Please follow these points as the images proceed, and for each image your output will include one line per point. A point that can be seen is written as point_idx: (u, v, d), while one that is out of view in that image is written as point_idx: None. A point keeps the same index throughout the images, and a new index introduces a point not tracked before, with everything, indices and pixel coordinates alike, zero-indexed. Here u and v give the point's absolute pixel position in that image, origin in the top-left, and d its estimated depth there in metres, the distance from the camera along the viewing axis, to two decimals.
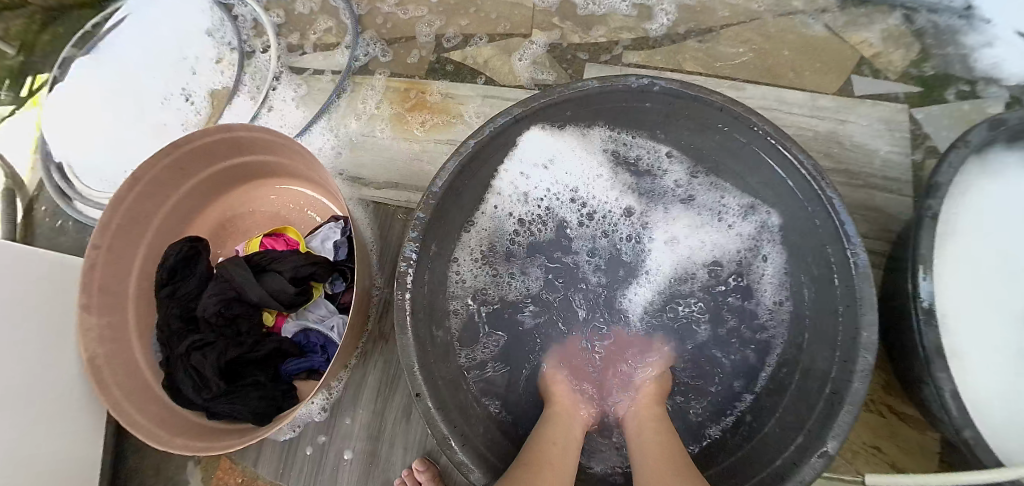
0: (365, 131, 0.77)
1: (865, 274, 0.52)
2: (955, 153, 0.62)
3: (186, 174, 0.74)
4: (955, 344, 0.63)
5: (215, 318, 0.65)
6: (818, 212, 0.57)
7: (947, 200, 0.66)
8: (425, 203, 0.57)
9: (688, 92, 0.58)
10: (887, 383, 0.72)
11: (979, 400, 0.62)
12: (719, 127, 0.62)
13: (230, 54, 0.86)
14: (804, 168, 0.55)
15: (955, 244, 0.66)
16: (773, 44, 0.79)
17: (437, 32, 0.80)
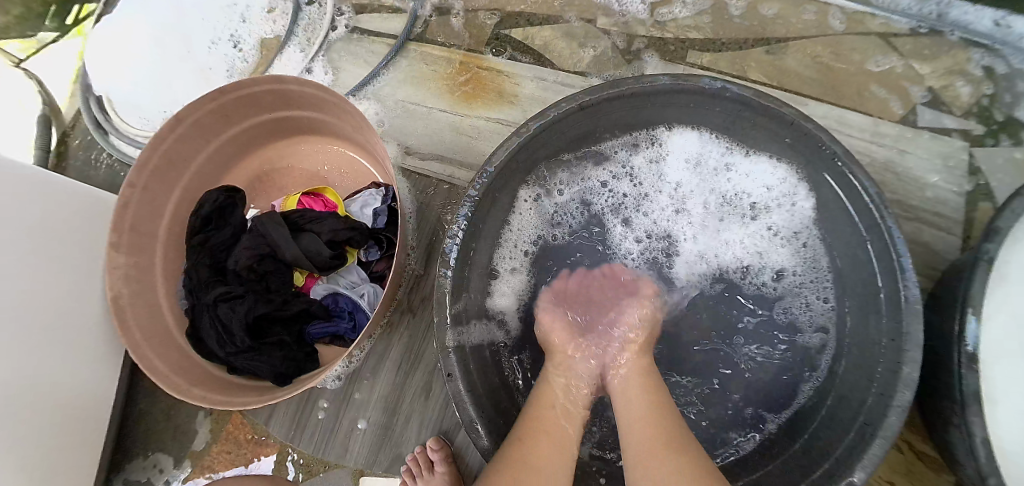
0: (415, 99, 0.76)
1: (915, 310, 0.50)
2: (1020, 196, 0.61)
3: (228, 121, 0.73)
4: (993, 390, 0.62)
5: (246, 271, 0.64)
6: (873, 239, 0.56)
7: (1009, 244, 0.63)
8: (476, 182, 0.55)
9: (758, 100, 0.56)
10: (912, 421, 0.72)
11: None
12: (785, 140, 0.60)
13: (284, 5, 0.84)
14: (868, 196, 0.53)
15: (1008, 287, 0.64)
16: (840, 63, 0.77)
17: (499, 8, 0.78)
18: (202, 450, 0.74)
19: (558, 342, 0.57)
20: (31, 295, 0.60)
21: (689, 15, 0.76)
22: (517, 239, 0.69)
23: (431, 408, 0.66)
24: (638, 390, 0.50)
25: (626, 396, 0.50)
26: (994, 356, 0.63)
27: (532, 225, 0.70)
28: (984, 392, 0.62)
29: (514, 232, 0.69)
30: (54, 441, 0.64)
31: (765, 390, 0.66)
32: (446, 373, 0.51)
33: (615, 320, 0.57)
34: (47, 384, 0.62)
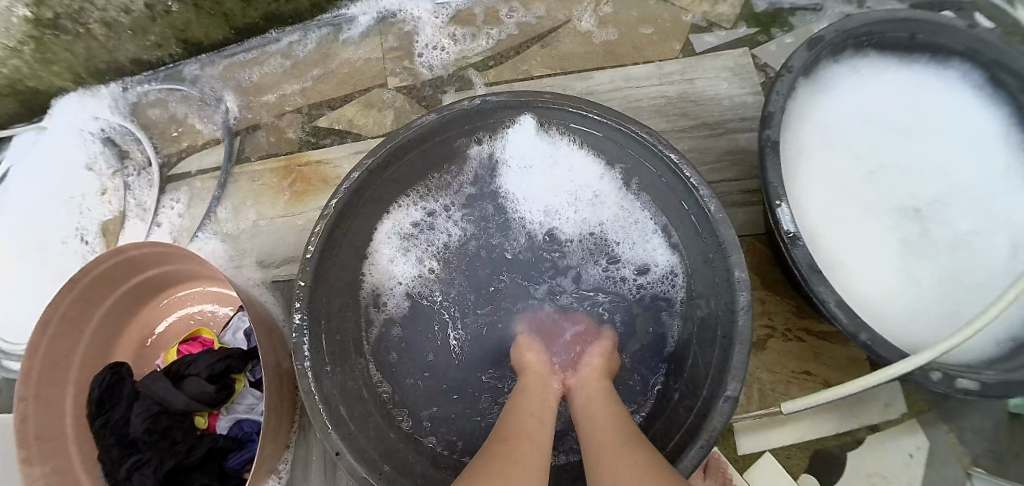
0: (251, 216, 0.79)
1: (722, 219, 0.57)
2: (781, 82, 0.67)
3: (93, 305, 0.75)
4: (838, 252, 0.68)
5: (144, 435, 0.65)
6: (665, 174, 0.62)
7: (794, 125, 0.72)
8: (303, 271, 0.59)
9: (517, 101, 0.62)
10: (798, 308, 0.75)
11: (876, 296, 0.67)
12: (561, 121, 0.66)
13: (114, 181, 0.89)
14: (643, 139, 0.60)
15: (812, 160, 0.71)
16: (609, 28, 0.83)
17: (303, 104, 0.84)
18: None
19: (532, 362, 0.59)
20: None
21: (464, 42, 0.83)
22: (371, 305, 0.70)
23: None
24: (599, 395, 0.51)
25: (591, 420, 0.48)
26: (826, 223, 0.69)
27: (383, 288, 0.71)
28: (834, 257, 0.68)
29: (367, 299, 0.70)
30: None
31: (641, 349, 0.69)
32: (334, 452, 0.54)
33: (578, 366, 0.58)
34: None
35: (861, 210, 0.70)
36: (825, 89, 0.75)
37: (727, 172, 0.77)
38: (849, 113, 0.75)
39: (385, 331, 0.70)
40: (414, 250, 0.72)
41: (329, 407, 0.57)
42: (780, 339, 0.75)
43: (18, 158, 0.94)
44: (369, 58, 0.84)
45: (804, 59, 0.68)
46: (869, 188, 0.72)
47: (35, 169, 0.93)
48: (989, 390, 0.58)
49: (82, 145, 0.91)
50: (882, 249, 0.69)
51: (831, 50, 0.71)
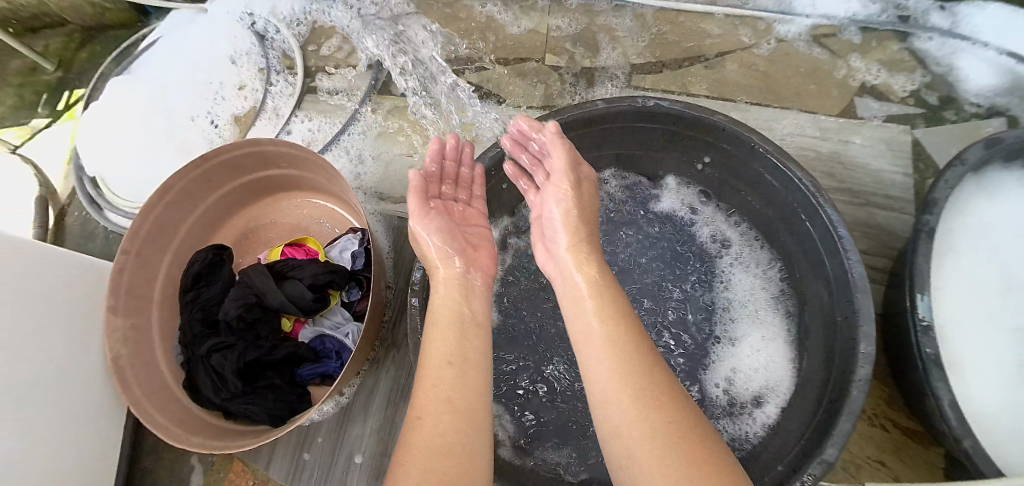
0: (381, 145, 0.81)
1: (862, 288, 0.54)
2: (951, 172, 0.64)
3: (212, 185, 0.77)
4: (956, 358, 0.65)
5: (236, 322, 0.67)
6: (816, 228, 0.60)
7: (946, 216, 0.69)
8: (438, 215, 0.60)
9: (690, 111, 0.61)
10: (890, 397, 0.72)
11: (986, 415, 0.63)
12: (720, 146, 0.65)
13: (255, 74, 0.91)
14: (803, 186, 0.58)
15: (954, 257, 0.69)
16: (775, 67, 0.81)
17: (454, 54, 0.85)
18: None
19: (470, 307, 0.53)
20: (37, 362, 0.63)
21: (629, 40, 0.83)
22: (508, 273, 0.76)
23: None
24: (591, 304, 0.50)
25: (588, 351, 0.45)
26: (951, 324, 0.66)
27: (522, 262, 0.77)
28: (952, 362, 0.65)
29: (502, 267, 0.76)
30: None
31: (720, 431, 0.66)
32: None
33: (558, 253, 0.59)
34: (54, 449, 0.64)
35: (993, 322, 0.66)
36: (983, 189, 0.71)
37: (857, 243, 0.74)
38: (1005, 221, 0.71)
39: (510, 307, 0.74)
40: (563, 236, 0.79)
41: (426, 351, 0.57)
42: (862, 422, 0.71)
43: (167, 31, 0.99)
44: (531, 29, 0.84)
45: (979, 156, 0.65)
46: (1007, 304, 0.68)
47: (185, 43, 0.97)
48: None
49: (234, 34, 0.94)
50: (1006, 369, 0.64)
51: (1007, 155, 0.68)
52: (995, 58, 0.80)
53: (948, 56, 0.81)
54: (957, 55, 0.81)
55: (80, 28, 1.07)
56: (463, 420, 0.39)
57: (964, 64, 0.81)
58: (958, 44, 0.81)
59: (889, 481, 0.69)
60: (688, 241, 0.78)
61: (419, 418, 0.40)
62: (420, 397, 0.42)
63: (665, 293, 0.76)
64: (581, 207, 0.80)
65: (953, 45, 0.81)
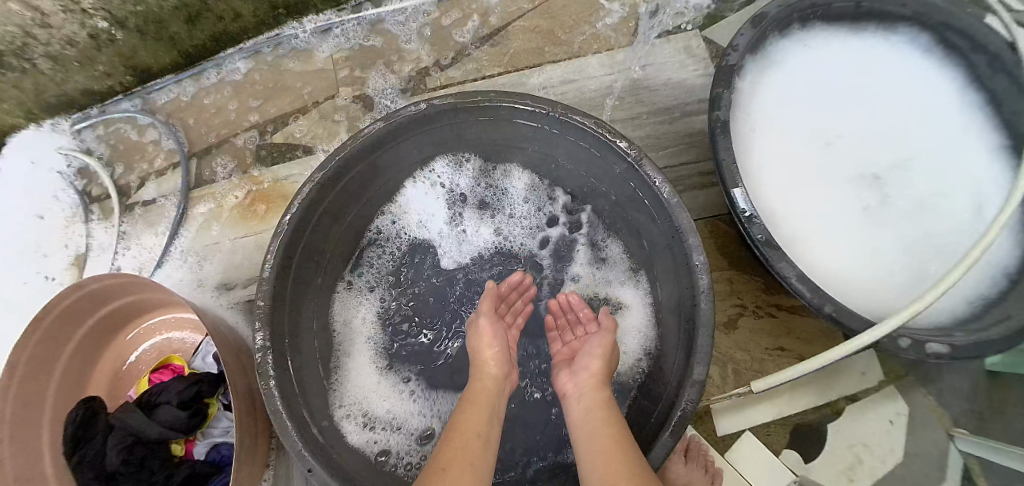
0: (215, 238, 0.79)
1: (675, 204, 0.56)
2: (730, 60, 0.66)
3: (60, 341, 0.74)
4: (800, 227, 0.68)
5: (121, 468, 0.63)
6: (617, 163, 0.62)
7: (745, 105, 0.72)
8: (261, 291, 0.58)
9: (463, 103, 0.62)
10: (766, 285, 0.74)
11: (840, 268, 0.66)
12: (506, 124, 0.66)
13: (76, 214, 0.88)
14: (588, 129, 0.60)
15: (767, 137, 0.72)
16: (557, 20, 0.83)
17: (257, 123, 0.84)
18: None
19: (486, 355, 0.62)
20: None
21: (414, 47, 0.83)
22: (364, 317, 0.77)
23: None
24: (597, 411, 0.54)
25: (586, 431, 0.53)
26: (788, 200, 0.69)
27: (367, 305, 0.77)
28: (796, 232, 0.68)
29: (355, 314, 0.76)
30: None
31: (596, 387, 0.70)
32: (307, 470, 0.54)
33: (578, 370, 0.61)
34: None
35: (818, 182, 0.70)
36: (773, 64, 0.75)
37: (685, 156, 0.77)
38: (801, 86, 0.75)
39: (378, 347, 0.75)
40: (394, 260, 0.80)
41: (301, 428, 0.56)
42: (752, 319, 0.73)
43: None
44: (320, 71, 0.84)
45: (751, 37, 0.67)
46: (826, 161, 0.72)
47: None
48: (959, 352, 0.56)
49: (36, 184, 0.90)
50: (841, 220, 0.69)
51: (779, 27, 0.71)
52: None
53: None
54: None
55: None
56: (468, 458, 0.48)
57: None
58: None
59: (795, 361, 0.72)
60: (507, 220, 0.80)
61: (440, 470, 0.47)
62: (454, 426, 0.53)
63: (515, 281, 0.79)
64: (400, 226, 0.80)
65: None
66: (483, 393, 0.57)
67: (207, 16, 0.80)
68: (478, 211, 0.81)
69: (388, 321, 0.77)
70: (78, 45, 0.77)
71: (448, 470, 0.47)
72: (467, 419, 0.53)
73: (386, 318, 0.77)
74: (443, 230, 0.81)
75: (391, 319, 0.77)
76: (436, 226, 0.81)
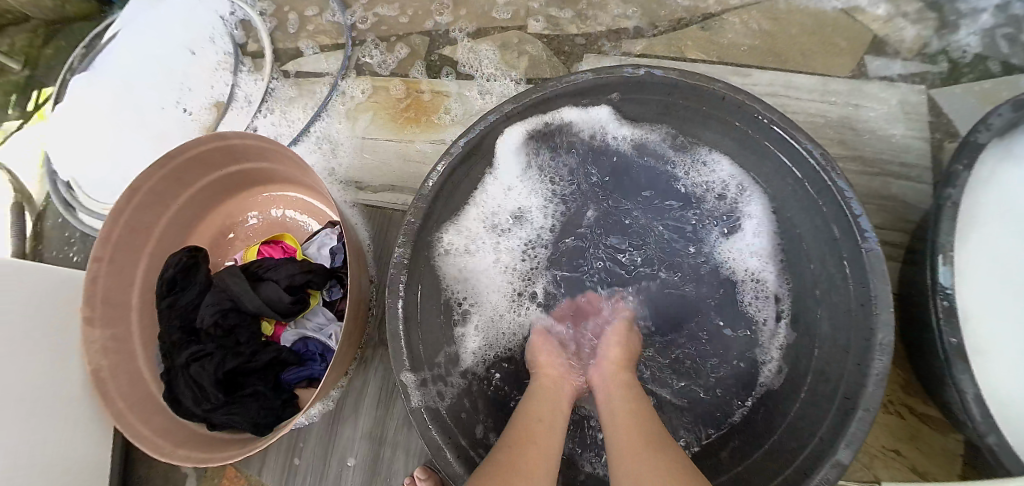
0: (359, 134, 0.78)
1: (880, 270, 0.48)
2: (981, 137, 0.56)
3: (182, 184, 0.72)
4: (979, 340, 0.60)
5: (212, 329, 0.62)
6: (824, 195, 0.53)
7: (969, 190, 0.63)
8: (415, 208, 0.56)
9: (686, 81, 0.55)
10: (907, 382, 0.67)
11: (1011, 403, 0.58)
12: (717, 115, 0.59)
13: (227, 60, 0.88)
14: (813, 158, 0.52)
15: (980, 230, 0.63)
16: (780, 25, 0.75)
17: (432, 31, 0.80)
18: None
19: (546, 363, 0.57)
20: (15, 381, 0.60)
21: (619, 6, 0.77)
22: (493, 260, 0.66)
23: (414, 440, 0.67)
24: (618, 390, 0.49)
25: (609, 409, 0.47)
26: (980, 308, 0.61)
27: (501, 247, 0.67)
28: (968, 343, 0.60)
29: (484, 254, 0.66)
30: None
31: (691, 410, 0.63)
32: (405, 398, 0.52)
33: (600, 358, 0.55)
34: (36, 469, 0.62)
35: (1022, 304, 0.61)
36: (1015, 154, 0.64)
37: (871, 217, 0.69)
38: None
39: (501, 300, 0.66)
40: (539, 207, 0.68)
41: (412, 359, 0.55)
42: (877, 410, 0.67)
43: (125, 22, 0.95)
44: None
45: (1008, 119, 0.57)
46: None
47: (145, 34, 0.93)
48: None
49: (194, 22, 0.91)
50: None
51: None
52: None
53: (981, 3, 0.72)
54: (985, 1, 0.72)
55: (43, 23, 1.03)
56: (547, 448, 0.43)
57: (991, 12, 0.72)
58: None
59: (907, 471, 0.65)
60: (682, 201, 0.68)
61: (524, 441, 0.43)
62: (519, 427, 0.46)
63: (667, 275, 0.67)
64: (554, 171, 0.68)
65: None
66: (542, 390, 0.52)
67: None
68: (657, 176, 0.68)
69: (518, 272, 0.66)
70: None
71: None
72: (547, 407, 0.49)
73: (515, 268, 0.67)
74: (605, 190, 0.69)
75: (522, 271, 0.67)
76: (597, 179, 0.69)
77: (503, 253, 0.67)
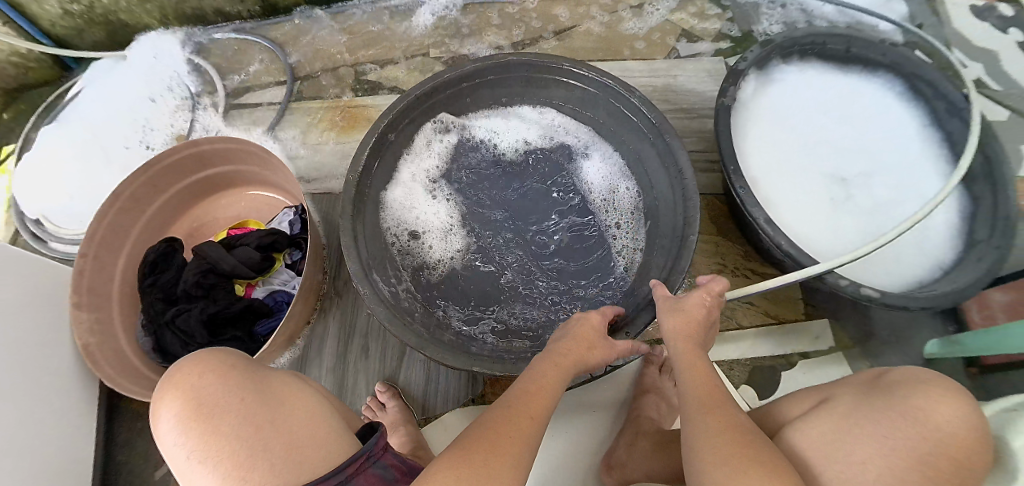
0: (309, 143, 0.97)
1: (679, 148, 0.70)
2: (740, 64, 0.85)
3: (158, 190, 0.87)
4: (776, 199, 0.87)
5: (194, 288, 0.76)
6: (639, 120, 0.76)
7: (751, 105, 0.93)
8: (353, 171, 0.73)
9: (537, 61, 0.79)
10: (745, 254, 0.89)
11: (803, 235, 0.85)
12: (562, 84, 0.82)
13: (184, 101, 1.07)
14: (626, 94, 0.76)
15: (762, 131, 0.93)
16: (613, 31, 1.05)
17: (359, 61, 1.03)
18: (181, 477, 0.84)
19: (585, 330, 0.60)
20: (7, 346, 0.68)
21: (498, 30, 1.04)
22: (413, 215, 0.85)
23: (373, 362, 0.81)
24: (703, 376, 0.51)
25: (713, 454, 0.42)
26: (770, 181, 0.89)
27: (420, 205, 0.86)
28: (770, 204, 0.87)
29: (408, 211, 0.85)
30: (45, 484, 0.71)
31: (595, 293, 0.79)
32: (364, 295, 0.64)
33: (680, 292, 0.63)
34: (34, 432, 0.71)
35: (797, 172, 0.90)
36: (774, 81, 0.95)
37: (696, 145, 0.96)
38: (797, 99, 0.96)
39: (430, 243, 0.85)
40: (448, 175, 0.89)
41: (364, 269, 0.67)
42: (730, 277, 0.87)
43: (88, 82, 1.12)
44: (418, 33, 1.05)
45: (758, 55, 0.88)
46: (806, 157, 0.92)
47: (109, 89, 1.10)
48: (886, 298, 0.72)
49: (152, 74, 1.09)
50: (812, 201, 0.88)
51: (782, 52, 0.91)
52: (768, 2, 1.07)
53: (739, 5, 1.07)
54: (741, 3, 1.07)
55: None
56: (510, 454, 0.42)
57: (747, 10, 1.06)
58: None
59: (762, 316, 0.86)
60: (547, 151, 0.91)
61: (484, 441, 0.42)
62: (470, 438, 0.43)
63: (549, 207, 0.88)
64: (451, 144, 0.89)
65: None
66: (564, 366, 0.55)
67: None
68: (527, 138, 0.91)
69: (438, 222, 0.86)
70: None
71: (271, 429, 0.42)
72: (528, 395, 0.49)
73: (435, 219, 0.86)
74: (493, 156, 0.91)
75: (441, 220, 0.86)
76: (483, 148, 0.91)
77: (423, 209, 0.86)
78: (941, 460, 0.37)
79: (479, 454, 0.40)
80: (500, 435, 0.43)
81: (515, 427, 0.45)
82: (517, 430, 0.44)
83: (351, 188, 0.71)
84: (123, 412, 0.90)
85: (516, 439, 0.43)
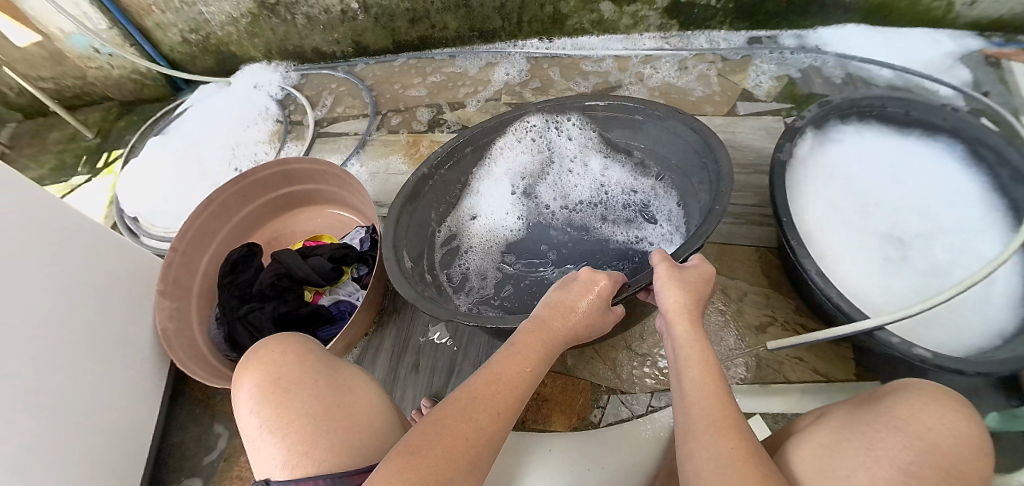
0: (384, 171, 1.05)
1: (718, 146, 0.70)
2: (797, 121, 0.89)
3: (246, 199, 0.98)
4: (828, 256, 0.88)
5: (269, 289, 0.84)
6: (682, 128, 0.77)
7: (807, 164, 0.96)
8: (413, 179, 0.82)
9: (594, 97, 0.86)
10: (797, 307, 0.88)
11: (857, 294, 0.85)
12: (616, 117, 0.87)
13: (278, 125, 1.19)
14: (667, 111, 0.78)
15: (816, 190, 0.95)
16: (673, 88, 1.11)
17: (436, 103, 1.13)
18: (228, 464, 0.88)
19: (578, 295, 0.60)
20: (60, 326, 0.75)
21: (563, 81, 1.13)
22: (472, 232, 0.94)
23: (422, 379, 0.84)
24: (697, 368, 0.53)
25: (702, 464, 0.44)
26: (824, 239, 0.90)
27: (481, 224, 0.95)
28: (823, 259, 0.88)
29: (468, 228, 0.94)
30: (99, 451, 0.78)
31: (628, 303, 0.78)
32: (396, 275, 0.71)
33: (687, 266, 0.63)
34: (98, 400, 0.79)
35: (852, 232, 0.91)
36: (830, 141, 0.98)
37: (751, 199, 0.99)
38: (855, 161, 0.97)
39: (483, 257, 0.92)
40: (509, 199, 0.97)
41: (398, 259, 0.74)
42: (780, 329, 0.87)
43: (194, 102, 1.28)
44: (491, 82, 1.15)
45: (818, 113, 0.90)
46: (863, 217, 0.92)
47: (211, 109, 1.24)
48: (940, 361, 0.70)
49: (250, 99, 1.24)
50: (868, 261, 0.88)
51: (841, 114, 0.94)
52: (824, 66, 1.10)
53: (800, 68, 1.11)
54: (800, 66, 1.11)
55: (119, 103, 1.36)
56: (482, 442, 0.47)
57: (806, 73, 1.10)
58: (803, 63, 1.11)
59: (810, 372, 0.85)
60: (604, 182, 0.94)
61: (461, 419, 0.47)
62: (453, 412, 0.48)
63: (597, 231, 0.90)
64: (517, 174, 0.98)
65: (800, 60, 1.11)
66: (535, 333, 0.57)
67: (425, 22, 1.14)
68: (589, 169, 0.96)
69: (494, 240, 0.93)
70: (332, 14, 1.12)
71: (335, 412, 0.50)
72: (513, 368, 0.53)
73: (493, 237, 0.94)
74: (554, 183, 0.97)
75: (497, 239, 0.93)
76: (544, 178, 0.98)
77: (485, 229, 0.94)
78: (926, 468, 0.39)
79: (427, 461, 0.43)
80: (449, 433, 0.46)
81: (467, 420, 0.47)
82: (472, 431, 0.47)
83: (408, 189, 0.82)
84: (185, 399, 0.97)
85: (465, 433, 0.46)
